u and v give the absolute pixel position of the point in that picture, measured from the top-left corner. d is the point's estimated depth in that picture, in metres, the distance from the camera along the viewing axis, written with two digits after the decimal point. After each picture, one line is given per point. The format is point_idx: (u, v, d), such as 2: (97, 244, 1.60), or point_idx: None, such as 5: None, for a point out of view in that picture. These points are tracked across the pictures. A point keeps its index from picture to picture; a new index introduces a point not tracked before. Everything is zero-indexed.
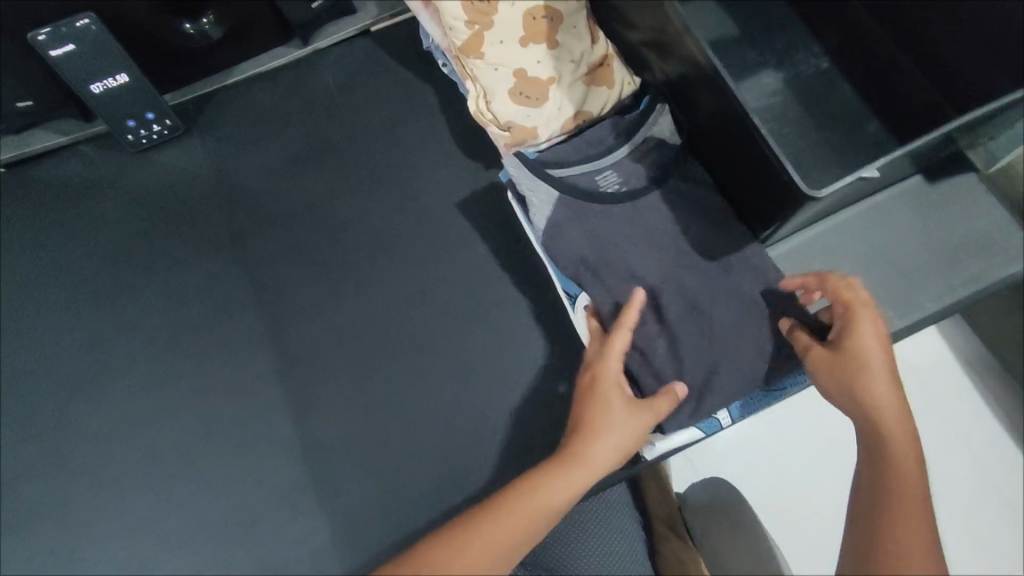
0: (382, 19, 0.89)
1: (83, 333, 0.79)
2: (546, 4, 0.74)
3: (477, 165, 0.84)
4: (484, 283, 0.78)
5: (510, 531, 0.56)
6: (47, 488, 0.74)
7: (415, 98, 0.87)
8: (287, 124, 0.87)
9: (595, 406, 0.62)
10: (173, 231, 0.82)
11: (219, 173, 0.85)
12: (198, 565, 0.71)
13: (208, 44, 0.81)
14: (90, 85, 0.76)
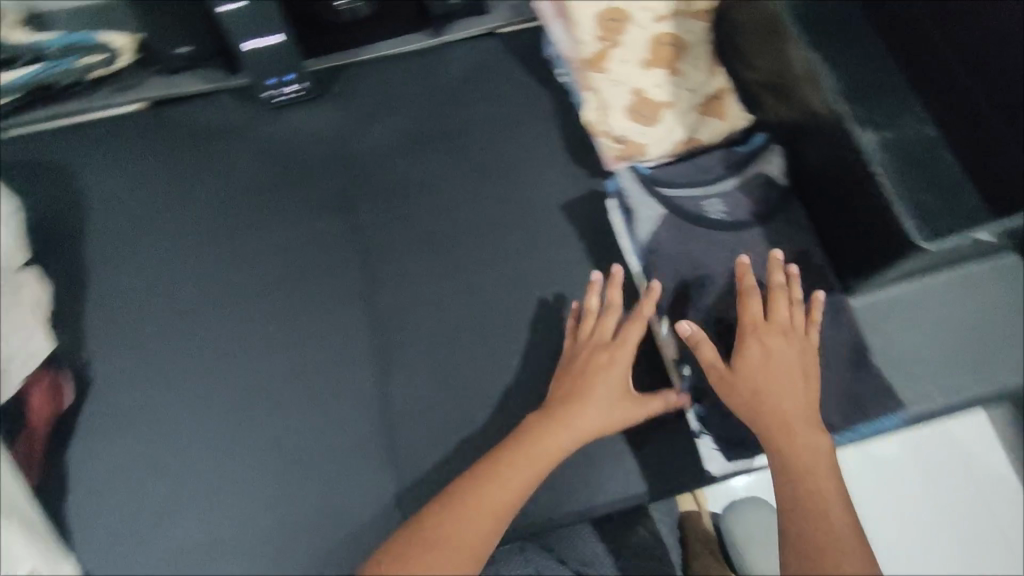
0: (512, 23, 0.95)
1: (194, 266, 0.84)
2: (674, 33, 0.81)
3: (582, 172, 0.88)
4: (571, 284, 0.83)
5: (482, 521, 0.61)
6: (138, 401, 0.79)
7: (531, 100, 0.92)
8: (408, 104, 0.92)
9: (575, 400, 0.69)
10: (289, 186, 0.88)
11: (339, 139, 0.90)
12: (270, 497, 0.76)
13: (353, 19, 0.91)
14: (243, 42, 0.82)
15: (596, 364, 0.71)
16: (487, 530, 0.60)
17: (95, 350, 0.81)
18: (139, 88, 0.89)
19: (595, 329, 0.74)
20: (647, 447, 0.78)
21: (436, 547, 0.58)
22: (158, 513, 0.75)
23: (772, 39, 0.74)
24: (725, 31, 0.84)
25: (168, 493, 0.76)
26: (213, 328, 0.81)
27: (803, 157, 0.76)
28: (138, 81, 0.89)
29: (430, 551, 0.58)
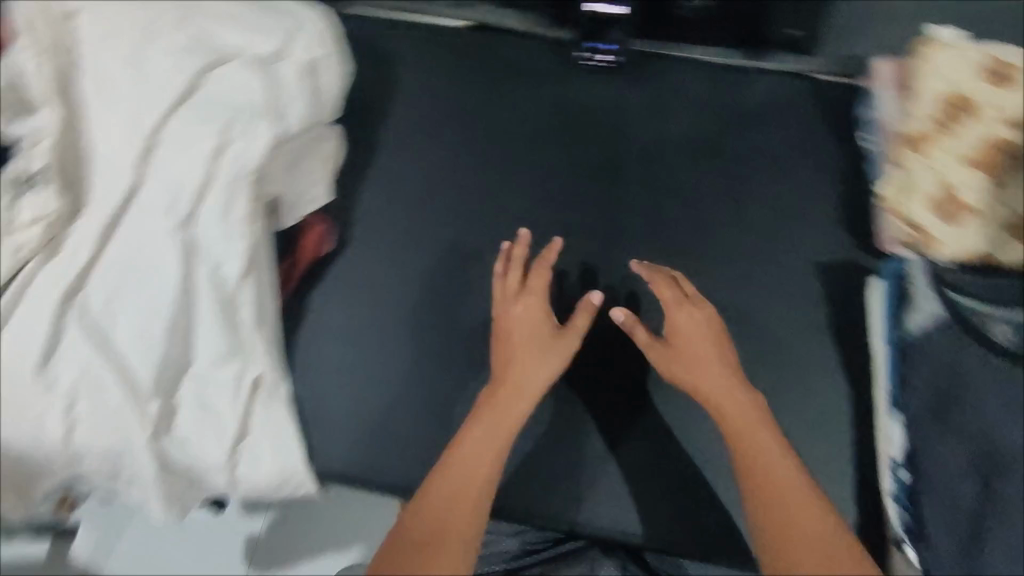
0: (833, 73, 0.92)
1: (457, 182, 0.90)
2: (1013, 143, 0.79)
3: (845, 242, 0.86)
4: (795, 344, 0.83)
5: (461, 519, 0.67)
6: (372, 277, 0.87)
7: (822, 152, 0.90)
8: (699, 111, 0.92)
9: (495, 404, 0.76)
10: (563, 144, 0.92)
11: (622, 120, 0.92)
12: (456, 409, 0.83)
13: (695, 17, 0.94)
14: (588, 4, 0.92)
15: (525, 340, 0.80)
16: (474, 525, 0.68)
17: (350, 218, 0.89)
18: (473, 10, 0.97)
19: (527, 304, 0.82)
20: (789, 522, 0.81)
21: (426, 566, 0.64)
22: (361, 377, 0.84)
23: None
24: None
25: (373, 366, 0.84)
26: (452, 237, 0.89)
27: None
28: (476, 5, 0.97)
29: (430, 558, 0.64)
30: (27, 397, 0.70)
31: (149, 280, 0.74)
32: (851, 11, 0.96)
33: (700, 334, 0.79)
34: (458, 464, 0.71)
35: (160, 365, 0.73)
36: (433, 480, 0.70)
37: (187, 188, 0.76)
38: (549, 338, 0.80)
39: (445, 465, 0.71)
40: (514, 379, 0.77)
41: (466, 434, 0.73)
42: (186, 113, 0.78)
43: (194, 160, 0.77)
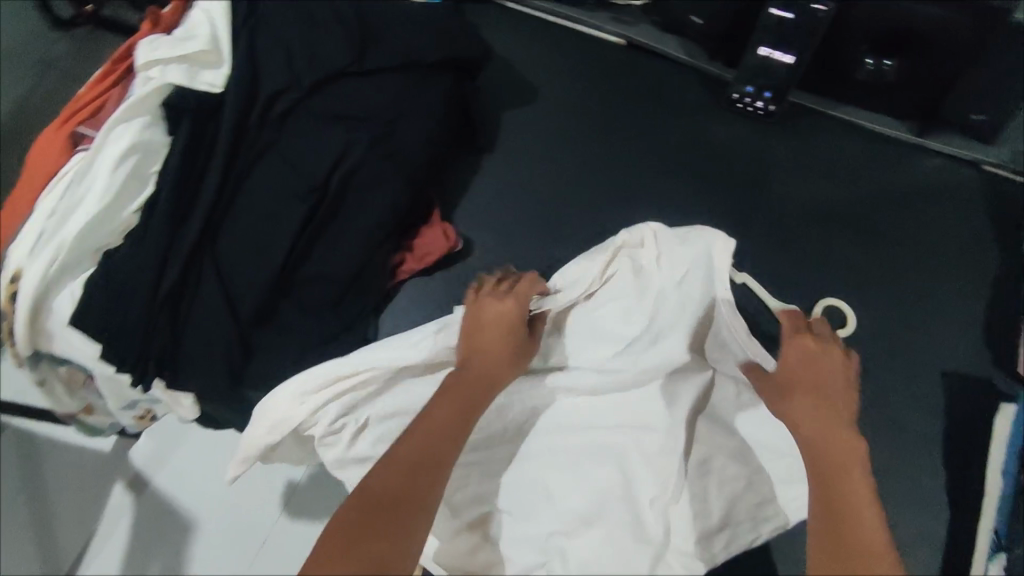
0: (1004, 167, 0.87)
1: (564, 168, 0.91)
2: None
3: (987, 355, 0.79)
4: (899, 437, 0.75)
5: (416, 507, 0.58)
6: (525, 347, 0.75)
7: (967, 235, 0.85)
8: (837, 172, 0.89)
9: (506, 359, 0.68)
10: (684, 178, 0.89)
11: (759, 166, 0.89)
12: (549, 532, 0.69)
13: (872, 81, 0.85)
14: (760, 47, 0.85)
15: (503, 327, 0.69)
16: (429, 499, 0.58)
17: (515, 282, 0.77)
18: (634, 28, 0.96)
19: (494, 339, 0.69)
20: None
21: (382, 533, 0.55)
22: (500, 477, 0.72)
23: None
24: None
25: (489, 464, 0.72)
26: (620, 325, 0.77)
27: None
28: (637, 23, 0.96)
29: (390, 522, 0.56)
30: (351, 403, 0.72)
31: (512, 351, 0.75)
32: None
33: (835, 430, 0.63)
34: (426, 452, 0.60)
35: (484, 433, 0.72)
36: (389, 457, 0.60)
37: (332, 155, 0.79)
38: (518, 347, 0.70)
39: (404, 452, 0.60)
40: (490, 382, 0.67)
41: (431, 425, 0.62)
42: (349, 82, 0.82)
43: (348, 129, 0.81)
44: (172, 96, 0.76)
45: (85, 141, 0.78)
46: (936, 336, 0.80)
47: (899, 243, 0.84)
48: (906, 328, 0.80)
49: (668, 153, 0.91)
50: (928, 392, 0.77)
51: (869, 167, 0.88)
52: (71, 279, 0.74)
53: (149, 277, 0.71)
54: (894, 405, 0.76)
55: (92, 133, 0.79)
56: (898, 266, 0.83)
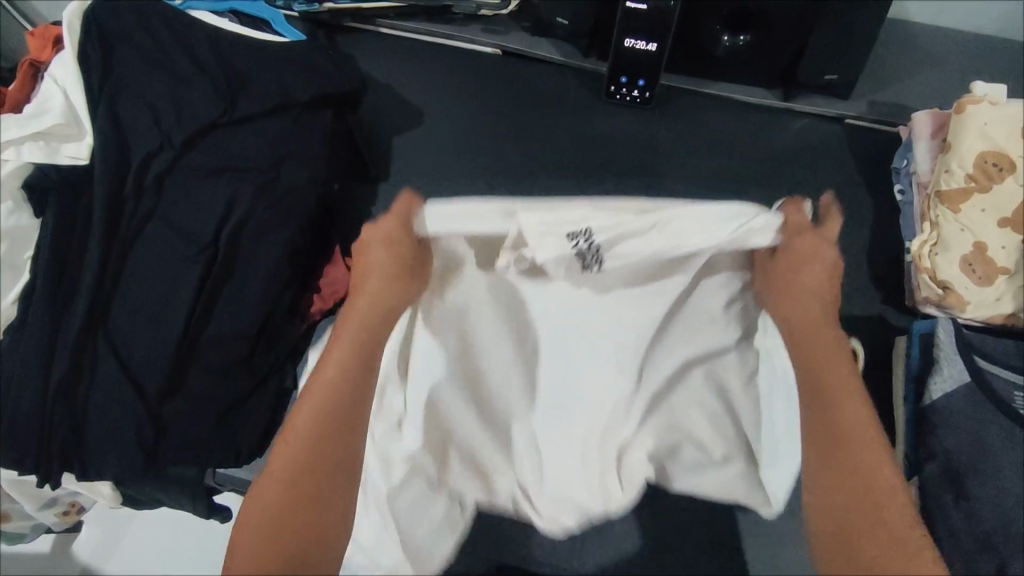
0: (864, 119, 0.93)
1: (462, 185, 0.91)
2: (1007, 154, 0.77)
3: (875, 293, 0.85)
4: None
5: (336, 489, 0.60)
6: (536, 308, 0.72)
7: (840, 187, 0.91)
8: (719, 147, 0.93)
9: (396, 287, 0.61)
10: (579, 176, 0.91)
11: (646, 153, 0.92)
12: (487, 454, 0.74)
13: (733, 57, 0.90)
14: (625, 39, 0.87)
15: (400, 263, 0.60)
16: (335, 493, 0.60)
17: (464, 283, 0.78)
18: (505, 36, 0.97)
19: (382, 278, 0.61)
20: None
21: (298, 516, 0.57)
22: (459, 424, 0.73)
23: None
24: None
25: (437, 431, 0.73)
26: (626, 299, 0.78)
27: None
28: (507, 32, 0.98)
29: (295, 521, 0.57)
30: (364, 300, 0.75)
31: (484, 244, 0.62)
32: (880, 59, 0.95)
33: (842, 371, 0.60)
34: (322, 446, 0.60)
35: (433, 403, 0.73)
36: (286, 446, 0.59)
37: (219, 210, 0.77)
38: (414, 268, 0.61)
39: (298, 448, 0.59)
40: (365, 346, 0.63)
41: (313, 400, 0.60)
42: (224, 133, 0.80)
43: (230, 182, 0.79)
44: (33, 177, 0.72)
45: None
46: None
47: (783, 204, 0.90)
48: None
49: (559, 154, 0.93)
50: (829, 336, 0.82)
51: (745, 137, 0.93)
52: None
53: (37, 372, 0.68)
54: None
55: None
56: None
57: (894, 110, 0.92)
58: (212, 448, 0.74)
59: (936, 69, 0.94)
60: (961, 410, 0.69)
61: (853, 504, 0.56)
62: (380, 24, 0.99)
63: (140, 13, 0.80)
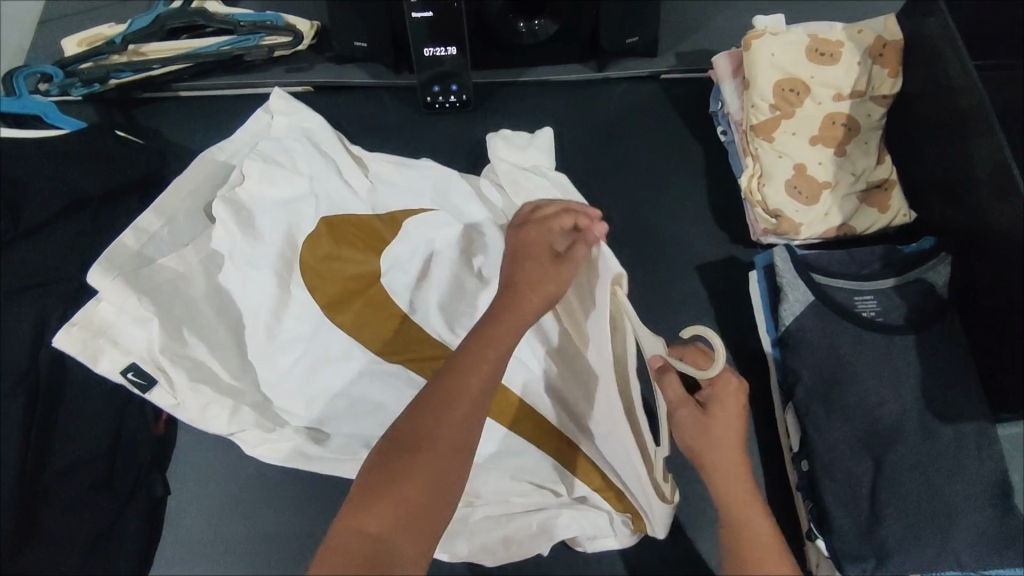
0: (677, 70, 0.95)
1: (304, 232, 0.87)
2: (794, 78, 0.81)
3: (723, 235, 0.87)
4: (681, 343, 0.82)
5: (448, 464, 0.53)
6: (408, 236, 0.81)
7: (672, 141, 0.93)
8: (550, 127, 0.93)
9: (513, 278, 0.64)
10: None
11: (481, 154, 0.91)
12: (296, 379, 0.79)
13: (535, 43, 0.91)
14: (424, 49, 0.86)
15: (539, 249, 0.65)
16: (467, 446, 0.54)
17: (323, 268, 0.80)
18: (311, 72, 0.94)
19: (534, 250, 0.65)
20: (707, 528, 0.77)
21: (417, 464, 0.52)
22: (299, 373, 0.79)
23: (842, 132, 0.81)
24: (825, 102, 0.81)
25: (276, 365, 0.79)
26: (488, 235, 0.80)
27: (920, 256, 0.74)
28: (310, 66, 0.94)
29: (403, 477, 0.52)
30: (133, 306, 0.70)
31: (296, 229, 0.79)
32: (679, 10, 0.97)
33: (723, 437, 0.61)
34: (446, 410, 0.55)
35: (236, 382, 0.76)
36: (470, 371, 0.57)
37: (29, 331, 0.70)
38: (543, 250, 0.65)
39: (418, 417, 0.54)
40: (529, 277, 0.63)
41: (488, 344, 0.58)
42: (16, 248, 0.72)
43: (40, 297, 0.72)
44: None
45: None
46: (679, 236, 0.87)
47: (623, 172, 0.91)
48: (652, 244, 0.87)
49: None
50: (688, 288, 0.84)
51: (572, 115, 0.94)
52: None
53: None
54: (666, 316, 0.83)
55: None
56: (627, 192, 0.90)
57: (701, 57, 0.95)
58: None
59: (728, 8, 0.97)
60: (811, 327, 0.72)
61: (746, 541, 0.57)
62: (178, 89, 0.94)
63: None
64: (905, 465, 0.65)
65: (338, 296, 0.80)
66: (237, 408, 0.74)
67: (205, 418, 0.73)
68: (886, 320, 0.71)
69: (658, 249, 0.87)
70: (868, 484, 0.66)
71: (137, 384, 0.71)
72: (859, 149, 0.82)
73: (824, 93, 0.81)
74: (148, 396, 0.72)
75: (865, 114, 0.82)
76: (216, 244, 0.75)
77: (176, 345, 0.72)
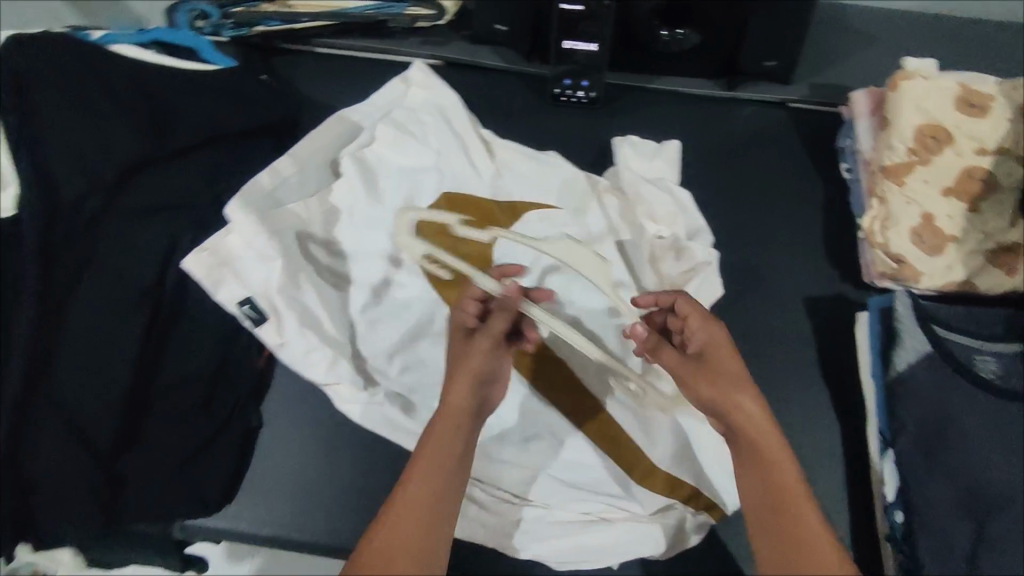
0: (807, 101, 0.94)
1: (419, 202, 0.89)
2: (937, 125, 0.80)
3: (834, 272, 0.86)
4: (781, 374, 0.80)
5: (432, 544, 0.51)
6: (522, 224, 0.84)
7: (794, 170, 0.92)
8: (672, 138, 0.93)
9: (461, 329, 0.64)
10: None
11: (601, 153, 0.92)
12: (392, 343, 0.79)
13: (673, 53, 0.91)
14: (565, 41, 0.87)
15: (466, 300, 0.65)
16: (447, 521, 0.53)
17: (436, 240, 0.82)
18: (447, 48, 0.96)
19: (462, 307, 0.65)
20: None
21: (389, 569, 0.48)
22: (397, 337, 0.80)
23: (978, 190, 0.79)
24: (965, 154, 0.79)
25: (375, 326, 0.80)
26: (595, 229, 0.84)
27: None
28: (447, 42, 0.96)
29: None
30: (263, 242, 0.74)
31: (417, 197, 0.86)
32: (819, 43, 0.96)
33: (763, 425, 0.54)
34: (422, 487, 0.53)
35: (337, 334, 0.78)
36: (439, 450, 0.55)
37: (159, 250, 0.74)
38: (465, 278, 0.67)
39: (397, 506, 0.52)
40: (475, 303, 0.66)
41: (439, 439, 0.56)
42: (159, 170, 0.76)
43: (172, 219, 0.76)
44: None
45: None
46: (789, 267, 0.86)
47: (741, 196, 0.90)
48: (761, 269, 0.86)
49: None
50: (795, 322, 0.83)
51: (697, 130, 0.93)
52: None
53: None
54: (768, 344, 0.81)
55: None
56: (741, 215, 0.89)
57: (832, 92, 0.94)
58: (180, 498, 0.71)
59: (870, 48, 0.95)
60: (923, 381, 0.71)
61: (771, 494, 0.51)
62: (315, 44, 0.97)
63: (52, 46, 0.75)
64: (1007, 530, 0.66)
65: (449, 271, 0.82)
66: (337, 360, 0.75)
67: (304, 363, 0.75)
68: (1000, 384, 0.70)
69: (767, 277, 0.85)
70: (966, 545, 0.67)
71: (250, 317, 0.74)
72: (995, 208, 0.79)
73: (965, 146, 0.79)
74: (257, 331, 0.75)
75: (1007, 173, 0.79)
76: (337, 198, 0.83)
77: (291, 288, 0.75)
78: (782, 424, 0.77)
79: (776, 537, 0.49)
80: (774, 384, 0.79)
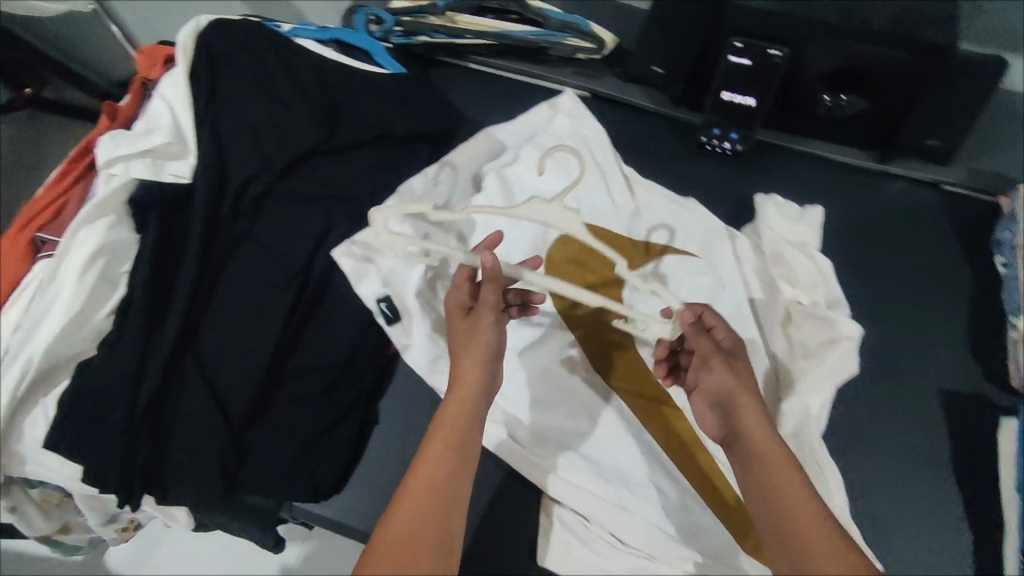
0: (964, 186, 0.91)
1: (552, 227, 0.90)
2: None
3: (977, 368, 0.81)
4: (908, 465, 0.76)
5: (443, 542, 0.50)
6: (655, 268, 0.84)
7: (941, 255, 0.88)
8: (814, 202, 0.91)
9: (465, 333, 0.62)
10: None
11: (739, 207, 0.91)
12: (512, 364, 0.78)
13: (830, 118, 0.89)
14: (724, 92, 0.86)
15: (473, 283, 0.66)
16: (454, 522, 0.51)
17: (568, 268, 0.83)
18: (598, 81, 0.97)
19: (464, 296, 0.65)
20: None
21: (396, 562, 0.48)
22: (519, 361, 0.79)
23: None
24: None
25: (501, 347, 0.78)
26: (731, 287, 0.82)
27: None
28: (599, 75, 0.98)
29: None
30: None
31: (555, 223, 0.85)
32: (984, 128, 0.92)
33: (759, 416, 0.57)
34: (426, 487, 0.52)
35: None
36: (437, 447, 0.54)
37: (313, 237, 0.77)
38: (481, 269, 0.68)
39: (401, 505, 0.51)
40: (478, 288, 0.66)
41: (440, 438, 0.55)
42: (323, 161, 0.81)
43: (328, 208, 0.79)
44: (138, 192, 0.71)
45: (47, 249, 0.72)
46: (928, 355, 0.82)
47: (881, 271, 0.87)
48: (897, 352, 0.82)
49: None
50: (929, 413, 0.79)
51: (840, 198, 0.91)
52: (45, 394, 0.68)
53: (126, 391, 0.66)
54: (894, 431, 0.78)
55: (54, 238, 0.73)
56: (879, 292, 0.86)
57: (993, 179, 0.90)
58: (295, 480, 0.72)
59: None
60: None
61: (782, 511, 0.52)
62: (470, 60, 1.00)
63: (249, 35, 0.81)
64: None
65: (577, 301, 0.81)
66: None
67: (429, 368, 0.76)
68: None
69: (903, 361, 0.82)
70: None
71: (386, 315, 0.76)
72: None
73: None
74: (388, 329, 0.77)
75: None
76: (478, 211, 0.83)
77: (428, 293, 0.77)
78: (904, 519, 0.73)
79: (785, 538, 0.51)
80: (900, 474, 0.75)
